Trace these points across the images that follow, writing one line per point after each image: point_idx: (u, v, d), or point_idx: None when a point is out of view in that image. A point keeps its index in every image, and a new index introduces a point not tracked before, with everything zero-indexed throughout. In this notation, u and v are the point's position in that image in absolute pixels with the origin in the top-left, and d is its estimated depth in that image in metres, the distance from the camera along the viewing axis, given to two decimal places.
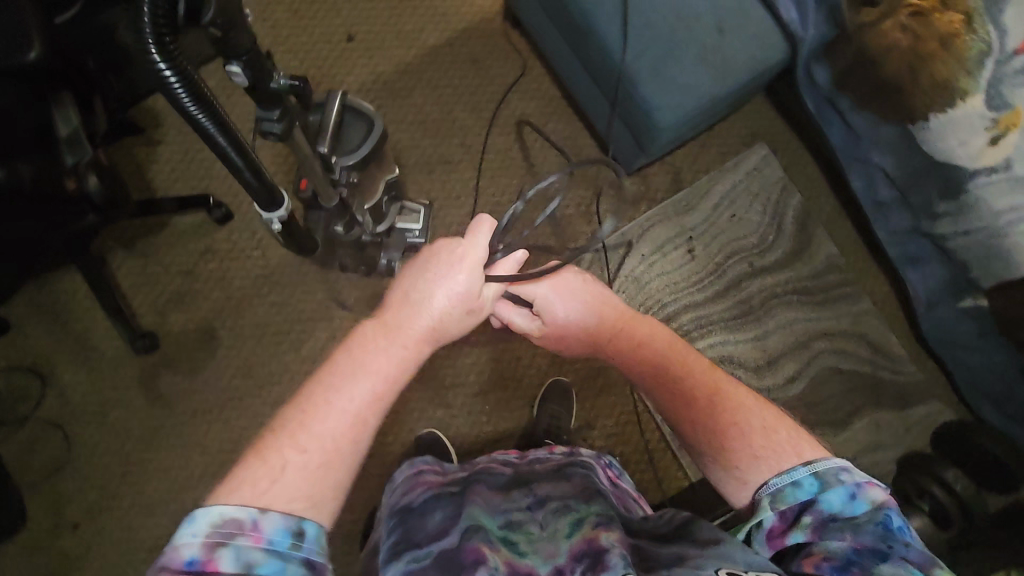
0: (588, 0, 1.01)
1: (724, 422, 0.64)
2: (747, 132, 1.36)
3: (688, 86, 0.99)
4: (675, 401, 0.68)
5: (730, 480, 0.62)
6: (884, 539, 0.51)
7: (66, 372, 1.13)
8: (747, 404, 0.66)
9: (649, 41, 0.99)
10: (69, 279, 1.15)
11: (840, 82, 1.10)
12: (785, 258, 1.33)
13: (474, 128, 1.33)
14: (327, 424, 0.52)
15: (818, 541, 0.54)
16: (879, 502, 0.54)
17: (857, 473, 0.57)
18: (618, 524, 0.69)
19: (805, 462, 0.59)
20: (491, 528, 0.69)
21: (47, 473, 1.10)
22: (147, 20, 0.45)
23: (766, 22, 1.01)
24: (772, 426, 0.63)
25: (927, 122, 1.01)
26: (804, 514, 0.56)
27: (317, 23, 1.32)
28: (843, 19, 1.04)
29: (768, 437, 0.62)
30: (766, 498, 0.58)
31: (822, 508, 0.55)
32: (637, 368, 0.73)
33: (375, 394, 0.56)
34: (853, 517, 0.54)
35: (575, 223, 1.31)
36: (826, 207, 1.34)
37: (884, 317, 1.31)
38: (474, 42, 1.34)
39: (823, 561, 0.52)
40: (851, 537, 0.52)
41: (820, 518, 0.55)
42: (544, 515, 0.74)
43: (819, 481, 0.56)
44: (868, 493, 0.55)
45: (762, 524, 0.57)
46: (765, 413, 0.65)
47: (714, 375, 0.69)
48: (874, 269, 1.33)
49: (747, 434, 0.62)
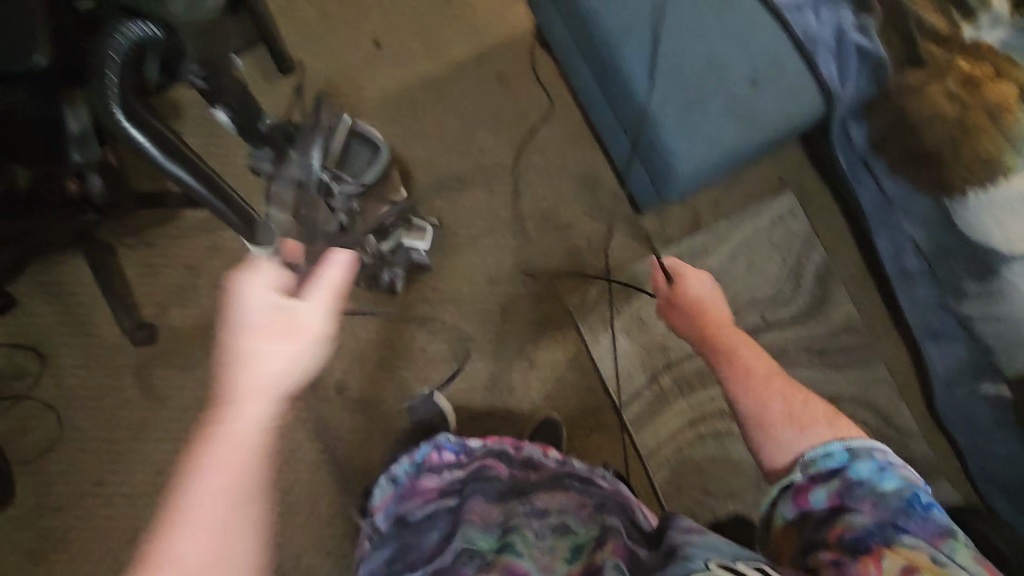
0: (616, 35, 0.96)
1: (767, 389, 0.80)
2: (775, 179, 1.31)
3: (713, 138, 0.95)
4: (736, 373, 0.82)
5: (769, 442, 0.76)
6: (905, 510, 0.64)
7: (64, 355, 1.15)
8: (799, 397, 0.79)
9: (676, 87, 0.95)
10: (77, 263, 1.16)
11: (878, 143, 1.04)
12: (800, 315, 1.27)
13: (493, 148, 1.30)
14: (212, 489, 0.52)
15: (841, 506, 0.67)
16: (907, 481, 0.67)
17: (887, 455, 0.70)
18: (613, 533, 0.76)
19: (840, 440, 0.72)
20: (484, 544, 0.78)
21: (37, 452, 1.13)
22: (115, 65, 0.65)
23: (803, 76, 0.96)
24: (810, 415, 0.76)
25: (967, 199, 0.98)
26: (833, 478, 0.69)
27: (347, 27, 1.31)
28: (886, 80, 0.98)
29: (795, 421, 0.76)
30: (803, 462, 0.72)
31: (851, 475, 0.68)
32: (715, 344, 0.87)
33: (232, 488, 0.52)
34: (876, 487, 0.67)
35: (585, 255, 1.28)
36: (849, 265, 1.28)
37: (897, 387, 1.25)
38: (503, 61, 1.32)
39: (846, 529, 0.64)
40: (872, 508, 0.65)
41: (847, 482, 0.68)
42: (541, 526, 0.80)
43: (850, 454, 0.70)
44: (896, 472, 0.68)
45: (791, 482, 0.72)
46: (816, 406, 0.77)
47: (772, 377, 0.81)
48: (893, 336, 1.26)
49: (792, 409, 0.77)
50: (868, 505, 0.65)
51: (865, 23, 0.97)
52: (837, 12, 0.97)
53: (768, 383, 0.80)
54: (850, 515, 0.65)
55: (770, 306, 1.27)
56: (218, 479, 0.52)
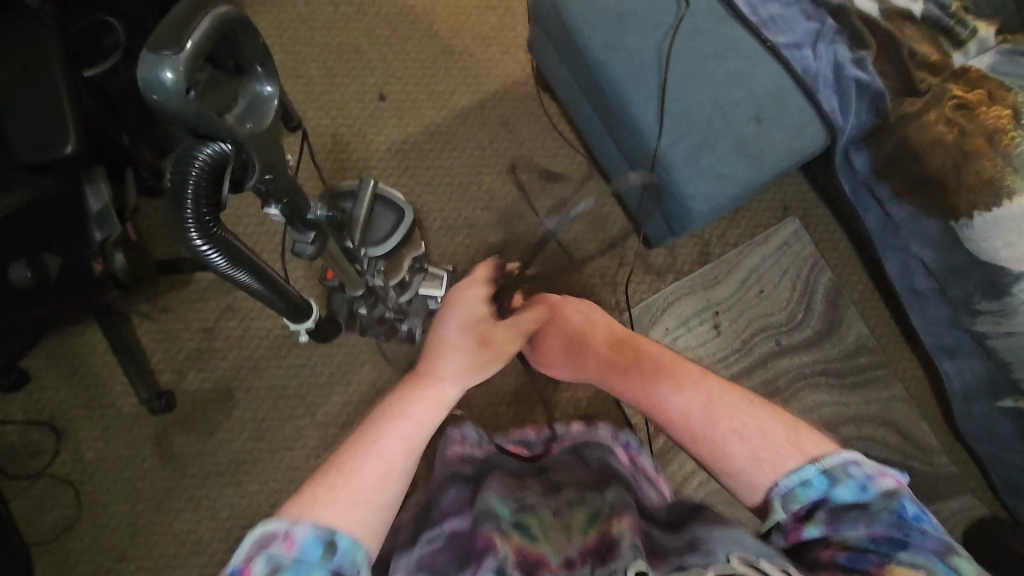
0: (624, 83, 1.00)
1: (716, 426, 0.67)
2: (779, 206, 1.34)
3: (726, 175, 0.97)
4: (651, 396, 0.76)
5: (743, 488, 0.64)
6: (898, 527, 0.53)
7: (81, 428, 1.13)
8: (740, 407, 0.68)
9: (686, 128, 0.98)
10: (91, 334, 1.15)
11: (881, 171, 1.07)
12: (815, 338, 1.29)
13: (501, 191, 1.32)
14: (369, 464, 0.57)
15: (832, 535, 0.55)
16: (890, 491, 0.55)
17: (867, 465, 0.58)
18: (634, 510, 0.68)
19: (812, 459, 0.60)
20: (503, 513, 0.67)
21: (56, 531, 1.10)
22: (193, 208, 0.50)
23: (806, 111, 0.98)
24: (770, 428, 0.65)
25: (971, 221, 0.97)
26: (816, 511, 0.57)
27: (351, 82, 1.34)
28: (886, 110, 1.01)
29: (753, 445, 0.64)
30: (778, 499, 0.59)
31: (833, 501, 0.57)
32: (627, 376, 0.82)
33: (392, 457, 0.58)
34: (870, 503, 0.55)
35: (599, 292, 1.29)
36: (857, 286, 1.30)
37: (915, 404, 1.26)
38: (505, 106, 1.35)
39: (840, 552, 0.54)
40: (865, 527, 0.54)
41: (831, 511, 0.56)
42: (557, 503, 0.74)
43: (828, 477, 0.58)
44: (879, 484, 0.56)
45: (776, 523, 0.59)
46: (764, 415, 0.66)
47: (700, 377, 0.74)
48: (907, 353, 1.28)
49: (741, 440, 0.65)
50: (867, 528, 0.54)
51: (863, 56, 1.00)
52: (835, 47, 1.00)
53: (709, 402, 0.70)
54: (835, 532, 0.55)
55: (785, 330, 1.29)
56: (398, 435, 0.60)
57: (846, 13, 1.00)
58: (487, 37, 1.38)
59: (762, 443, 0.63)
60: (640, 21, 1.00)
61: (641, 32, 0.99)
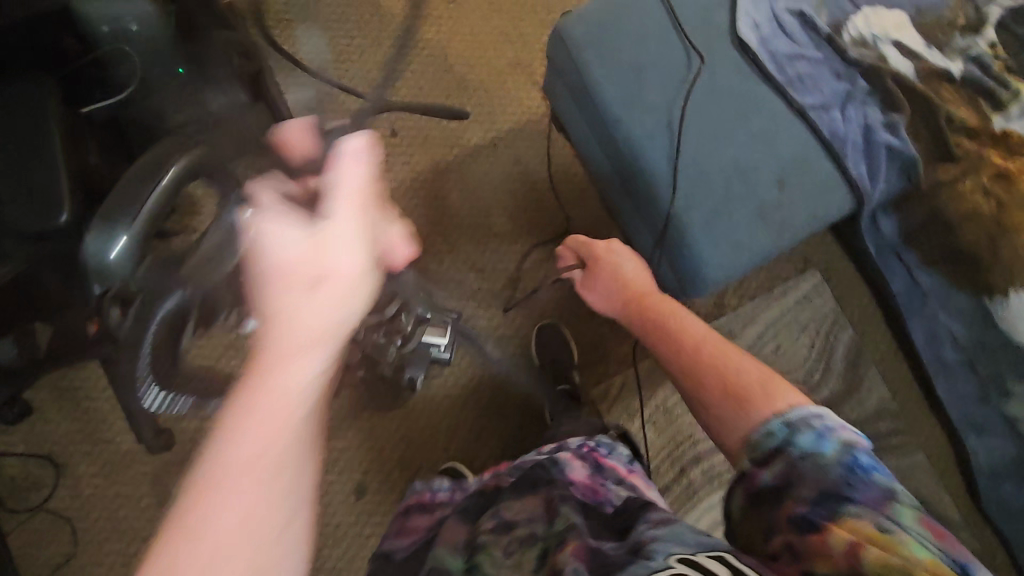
0: (641, 141, 0.95)
1: (715, 368, 0.81)
2: (799, 257, 1.28)
3: (743, 243, 0.93)
4: (681, 353, 0.86)
5: (732, 419, 0.74)
6: (847, 472, 0.60)
7: (79, 464, 1.13)
8: (737, 361, 0.81)
9: (705, 192, 0.93)
10: (92, 368, 1.15)
11: (911, 237, 1.01)
12: (833, 398, 1.23)
13: (510, 233, 1.29)
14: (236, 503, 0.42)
15: (782, 485, 0.63)
16: (846, 442, 0.63)
17: (830, 419, 0.66)
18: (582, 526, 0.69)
19: (779, 414, 0.69)
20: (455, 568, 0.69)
21: (52, 566, 1.10)
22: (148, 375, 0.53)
23: (831, 176, 0.93)
24: (754, 371, 0.78)
25: (1011, 297, 0.95)
26: (774, 461, 0.65)
27: (361, 116, 1.31)
28: (918, 177, 0.95)
29: (756, 374, 0.77)
30: (753, 441, 0.69)
31: (794, 449, 0.64)
32: (637, 318, 0.95)
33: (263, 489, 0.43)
34: (837, 469, 0.60)
35: (607, 342, 1.25)
36: (880, 345, 1.24)
37: (938, 473, 1.20)
38: (518, 145, 1.32)
39: (794, 507, 0.60)
40: (816, 474, 0.61)
41: (790, 460, 0.64)
42: (507, 540, 0.71)
43: (789, 427, 0.66)
44: (838, 435, 0.64)
45: (744, 469, 0.67)
46: (752, 364, 0.80)
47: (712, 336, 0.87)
48: (930, 419, 1.22)
49: (729, 374, 0.79)
50: (819, 491, 0.59)
51: (895, 120, 0.94)
52: (865, 109, 0.95)
53: (687, 377, 0.83)
54: (794, 488, 0.61)
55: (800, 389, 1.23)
56: (269, 457, 0.44)
57: (879, 73, 0.94)
58: (501, 72, 1.35)
59: (716, 416, 0.76)
60: (659, 76, 0.95)
61: (660, 88, 0.95)
